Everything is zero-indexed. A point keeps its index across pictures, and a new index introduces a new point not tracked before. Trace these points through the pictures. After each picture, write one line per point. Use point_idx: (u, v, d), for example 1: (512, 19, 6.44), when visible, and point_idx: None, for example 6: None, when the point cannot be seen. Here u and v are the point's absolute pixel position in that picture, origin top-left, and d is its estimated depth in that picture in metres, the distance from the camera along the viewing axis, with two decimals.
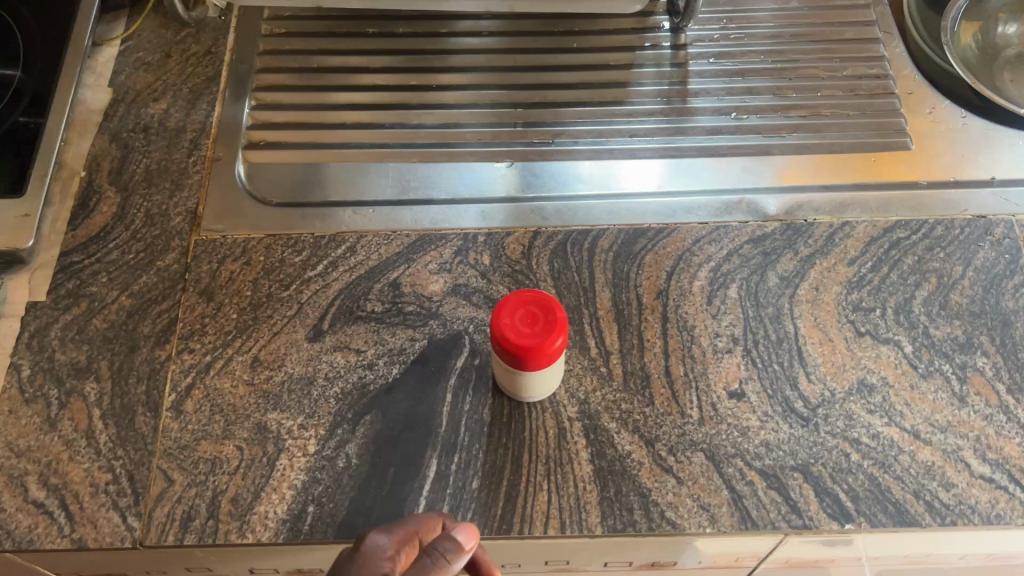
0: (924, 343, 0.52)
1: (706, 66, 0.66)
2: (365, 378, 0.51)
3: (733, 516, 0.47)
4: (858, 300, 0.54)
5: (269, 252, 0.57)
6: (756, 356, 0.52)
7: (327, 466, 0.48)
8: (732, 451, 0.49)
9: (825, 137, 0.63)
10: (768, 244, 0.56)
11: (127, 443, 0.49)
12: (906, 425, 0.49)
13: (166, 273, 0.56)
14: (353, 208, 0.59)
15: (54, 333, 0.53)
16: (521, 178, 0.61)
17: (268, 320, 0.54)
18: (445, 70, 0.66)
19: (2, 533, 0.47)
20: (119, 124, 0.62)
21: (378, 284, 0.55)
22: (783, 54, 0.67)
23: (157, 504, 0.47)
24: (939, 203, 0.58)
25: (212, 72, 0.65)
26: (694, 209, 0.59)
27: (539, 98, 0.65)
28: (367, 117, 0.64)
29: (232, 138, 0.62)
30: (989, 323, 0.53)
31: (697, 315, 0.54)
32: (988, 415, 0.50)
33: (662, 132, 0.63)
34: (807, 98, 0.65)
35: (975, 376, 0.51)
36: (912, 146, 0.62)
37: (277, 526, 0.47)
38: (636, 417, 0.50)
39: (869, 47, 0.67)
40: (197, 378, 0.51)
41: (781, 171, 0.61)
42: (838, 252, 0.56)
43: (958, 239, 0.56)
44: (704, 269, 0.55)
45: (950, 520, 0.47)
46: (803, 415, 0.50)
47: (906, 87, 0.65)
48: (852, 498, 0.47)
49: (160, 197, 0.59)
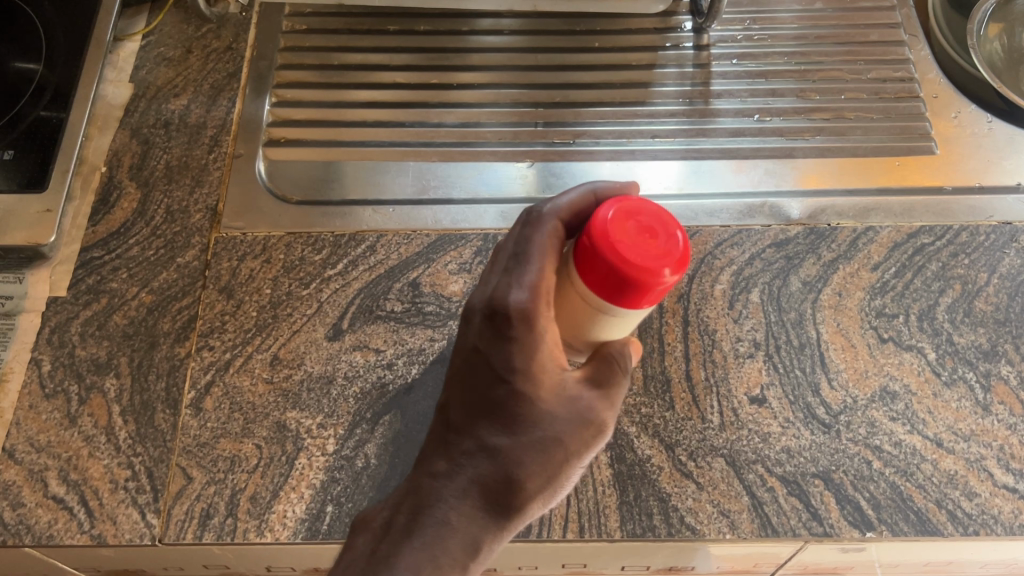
0: (947, 350, 0.52)
1: (729, 68, 0.66)
2: (385, 378, 0.51)
3: (753, 522, 0.47)
4: (881, 306, 0.53)
5: (289, 249, 0.56)
6: (777, 361, 0.52)
7: (345, 466, 0.48)
8: (753, 457, 0.48)
9: (849, 141, 0.62)
10: (791, 248, 0.56)
11: (146, 440, 0.49)
12: (929, 434, 0.49)
13: (186, 270, 0.56)
14: (373, 207, 0.59)
15: (75, 329, 0.53)
16: (542, 178, 0.60)
17: (288, 318, 0.53)
18: (466, 68, 0.66)
19: (22, 528, 0.47)
20: (140, 119, 0.62)
21: (398, 283, 0.55)
22: (806, 56, 0.66)
23: (176, 502, 0.47)
24: (965, 208, 0.58)
25: (233, 69, 0.65)
26: (716, 211, 0.58)
27: (561, 97, 0.65)
28: (387, 116, 0.64)
29: (252, 135, 0.62)
30: (1014, 331, 0.53)
31: (718, 320, 0.53)
32: (1012, 425, 0.49)
33: (684, 133, 0.63)
34: (831, 101, 0.64)
35: (999, 385, 0.51)
36: (936, 150, 0.61)
37: (296, 525, 0.47)
38: (656, 421, 0.50)
39: (894, 50, 0.67)
40: (217, 375, 0.51)
41: (804, 175, 0.60)
42: (862, 257, 0.56)
43: (983, 246, 0.56)
44: (726, 273, 0.55)
45: (972, 530, 0.46)
46: (825, 421, 0.49)
47: (930, 91, 0.64)
48: (874, 506, 0.47)
49: (181, 193, 0.59)
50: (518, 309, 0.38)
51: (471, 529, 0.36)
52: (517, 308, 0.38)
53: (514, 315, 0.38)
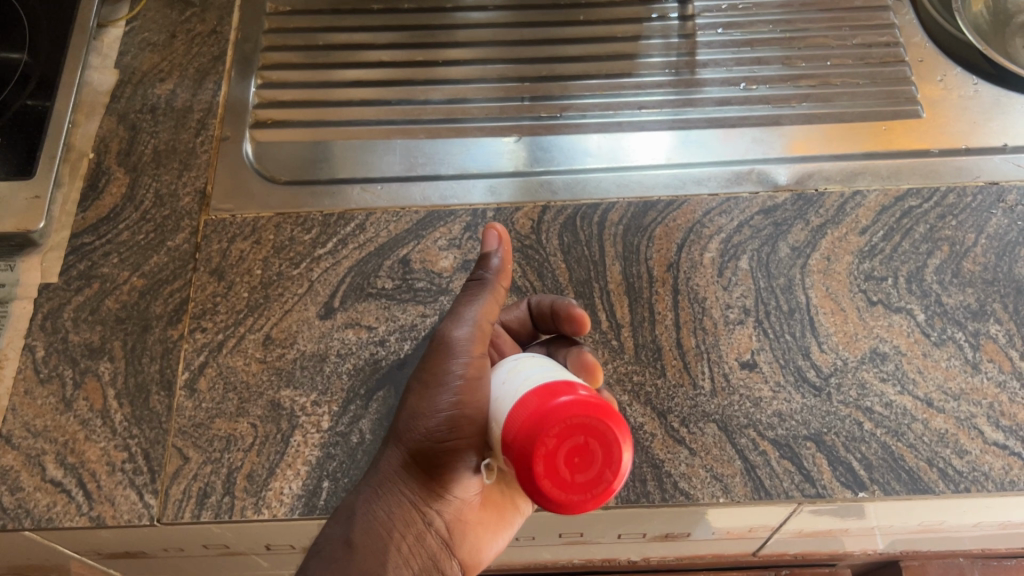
0: (936, 311, 0.52)
1: (714, 37, 0.66)
2: (377, 354, 0.51)
3: (747, 485, 0.47)
4: (870, 270, 0.54)
5: (279, 230, 0.57)
6: (768, 327, 0.52)
7: (341, 442, 0.49)
8: (744, 422, 0.49)
9: (834, 107, 0.62)
10: (779, 214, 0.56)
11: (142, 422, 0.50)
12: (919, 394, 0.49)
13: (177, 253, 0.56)
14: (362, 185, 0.59)
15: (67, 314, 0.53)
16: (529, 152, 0.60)
17: (279, 298, 0.54)
18: (452, 45, 0.66)
19: (21, 512, 0.47)
20: (126, 105, 0.62)
21: (388, 261, 0.55)
22: (792, 24, 0.66)
23: (173, 481, 0.48)
24: (951, 170, 0.58)
25: (218, 52, 0.65)
26: (704, 180, 0.58)
27: (547, 71, 0.65)
28: (373, 95, 0.64)
29: (239, 118, 0.62)
30: (1002, 290, 0.53)
31: (708, 288, 0.53)
32: (1001, 382, 0.50)
33: (671, 104, 0.63)
34: (817, 67, 0.64)
35: (988, 344, 0.51)
36: (922, 113, 0.61)
37: (293, 501, 0.47)
38: (648, 389, 0.50)
39: (878, 15, 0.66)
40: (210, 356, 0.52)
41: (791, 142, 0.60)
42: (850, 221, 0.56)
43: (971, 207, 0.56)
44: (715, 241, 0.55)
45: (963, 487, 0.47)
46: (816, 384, 0.50)
47: (917, 55, 0.64)
48: (866, 467, 0.47)
49: (169, 177, 0.59)
50: (493, 261, 0.48)
51: (387, 495, 0.43)
52: (504, 268, 0.48)
53: (499, 278, 0.48)
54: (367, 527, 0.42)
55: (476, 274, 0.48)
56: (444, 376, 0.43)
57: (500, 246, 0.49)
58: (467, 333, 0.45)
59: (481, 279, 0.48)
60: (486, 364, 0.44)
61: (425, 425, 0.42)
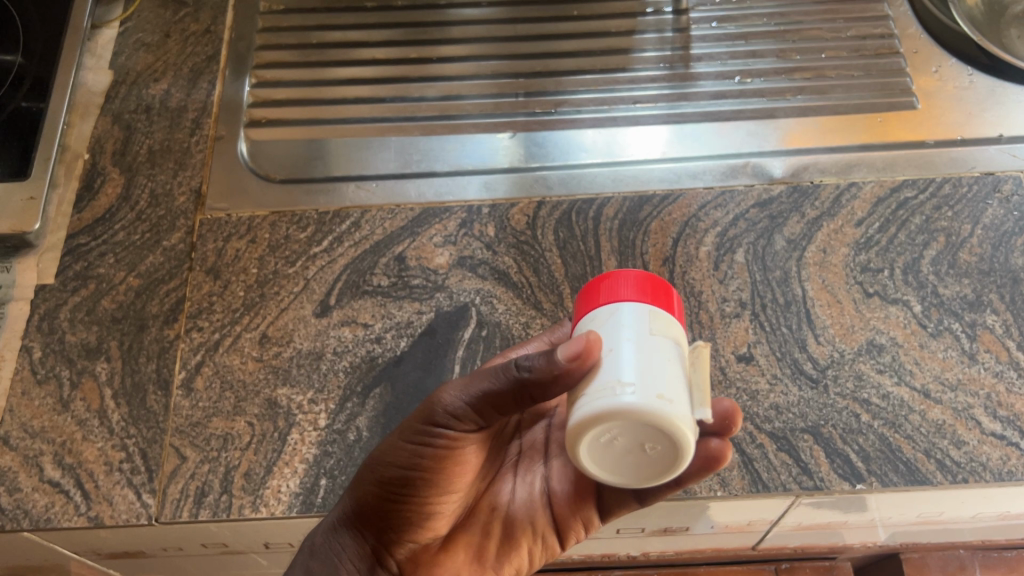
0: (933, 302, 0.52)
1: (708, 31, 0.66)
2: (374, 351, 0.51)
3: (744, 478, 0.47)
4: (866, 262, 0.54)
5: (274, 229, 0.57)
6: (764, 320, 0.52)
7: (338, 439, 0.49)
8: (742, 415, 0.49)
9: (830, 99, 0.62)
10: (775, 207, 0.56)
11: (139, 421, 0.50)
12: (916, 385, 0.49)
13: (173, 253, 0.56)
14: (357, 182, 0.59)
15: (64, 315, 0.53)
16: (524, 148, 0.60)
17: (275, 297, 0.54)
18: (446, 42, 0.66)
19: (19, 513, 0.47)
20: (121, 105, 0.62)
21: (384, 258, 0.55)
22: (786, 17, 0.66)
23: (171, 481, 0.48)
24: (947, 161, 0.58)
25: (212, 51, 0.65)
26: (699, 174, 0.58)
27: (541, 66, 0.64)
28: (367, 92, 0.64)
29: (233, 117, 0.62)
30: (998, 281, 0.53)
31: (704, 281, 0.53)
32: (999, 372, 0.50)
33: (666, 98, 0.63)
34: (811, 59, 0.64)
35: (985, 334, 0.51)
36: (918, 105, 0.61)
37: (290, 499, 0.47)
38: None
39: (873, 7, 0.66)
40: (206, 356, 0.52)
41: (786, 134, 0.60)
42: (846, 213, 0.56)
43: (967, 197, 0.56)
44: (711, 235, 0.55)
45: (961, 478, 0.47)
46: (812, 376, 0.50)
47: (911, 46, 0.64)
48: (863, 459, 0.47)
49: (164, 177, 0.59)
50: (541, 372, 0.36)
51: (341, 532, 0.45)
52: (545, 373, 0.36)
53: (536, 387, 0.37)
54: (320, 554, 0.45)
55: (523, 363, 0.37)
56: (409, 436, 0.41)
57: (568, 360, 0.35)
58: (452, 406, 0.40)
59: (516, 376, 0.37)
60: (453, 441, 0.41)
61: (375, 475, 0.42)
